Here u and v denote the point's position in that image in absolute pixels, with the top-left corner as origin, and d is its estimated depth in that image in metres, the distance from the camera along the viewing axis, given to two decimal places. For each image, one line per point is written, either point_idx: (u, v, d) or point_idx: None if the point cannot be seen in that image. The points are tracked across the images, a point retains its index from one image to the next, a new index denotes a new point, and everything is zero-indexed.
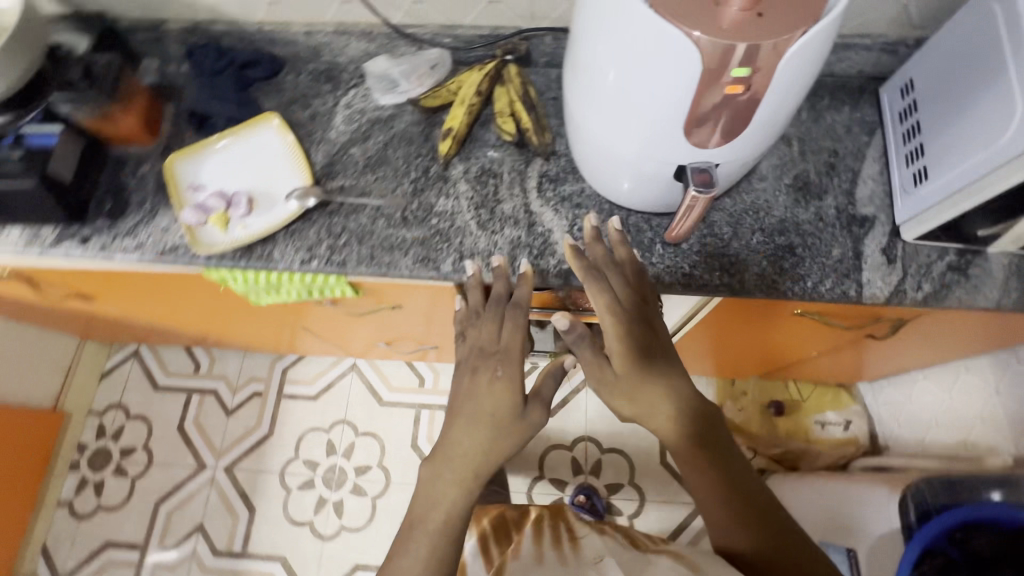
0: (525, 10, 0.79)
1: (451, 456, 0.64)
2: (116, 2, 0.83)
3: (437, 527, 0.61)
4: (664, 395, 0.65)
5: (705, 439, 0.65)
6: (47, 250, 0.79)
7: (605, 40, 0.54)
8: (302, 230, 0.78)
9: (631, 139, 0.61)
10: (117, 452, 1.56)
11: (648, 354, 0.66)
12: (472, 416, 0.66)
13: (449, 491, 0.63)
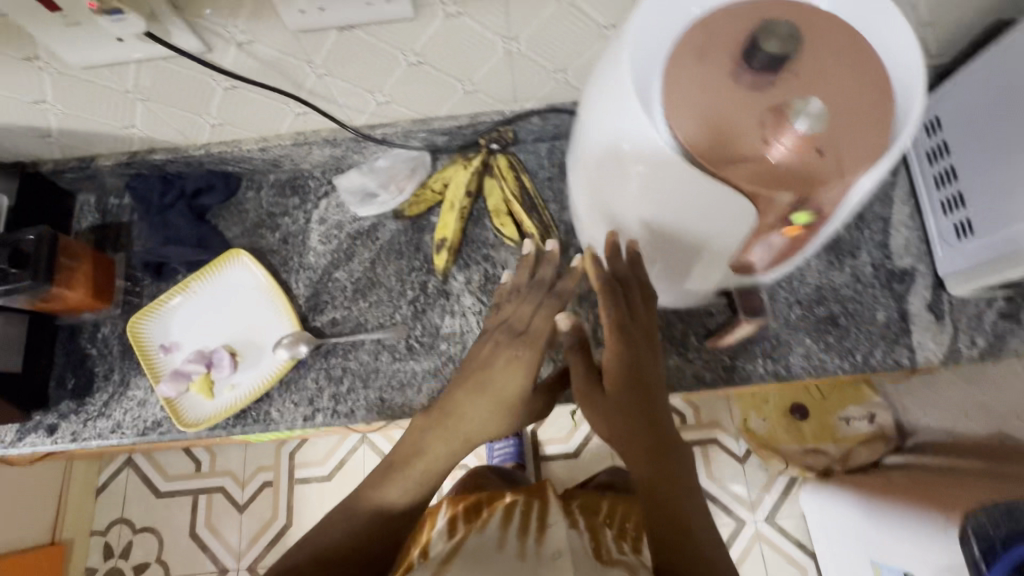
0: (507, 94, 0.69)
1: (445, 418, 0.61)
2: (34, 146, 0.72)
3: (420, 476, 0.58)
4: (635, 400, 0.55)
5: (662, 452, 0.53)
6: (14, 448, 0.70)
7: (632, 141, 0.43)
8: (297, 379, 0.70)
9: (652, 241, 0.52)
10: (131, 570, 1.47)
11: (631, 360, 0.56)
12: (478, 390, 0.61)
13: (433, 446, 0.59)
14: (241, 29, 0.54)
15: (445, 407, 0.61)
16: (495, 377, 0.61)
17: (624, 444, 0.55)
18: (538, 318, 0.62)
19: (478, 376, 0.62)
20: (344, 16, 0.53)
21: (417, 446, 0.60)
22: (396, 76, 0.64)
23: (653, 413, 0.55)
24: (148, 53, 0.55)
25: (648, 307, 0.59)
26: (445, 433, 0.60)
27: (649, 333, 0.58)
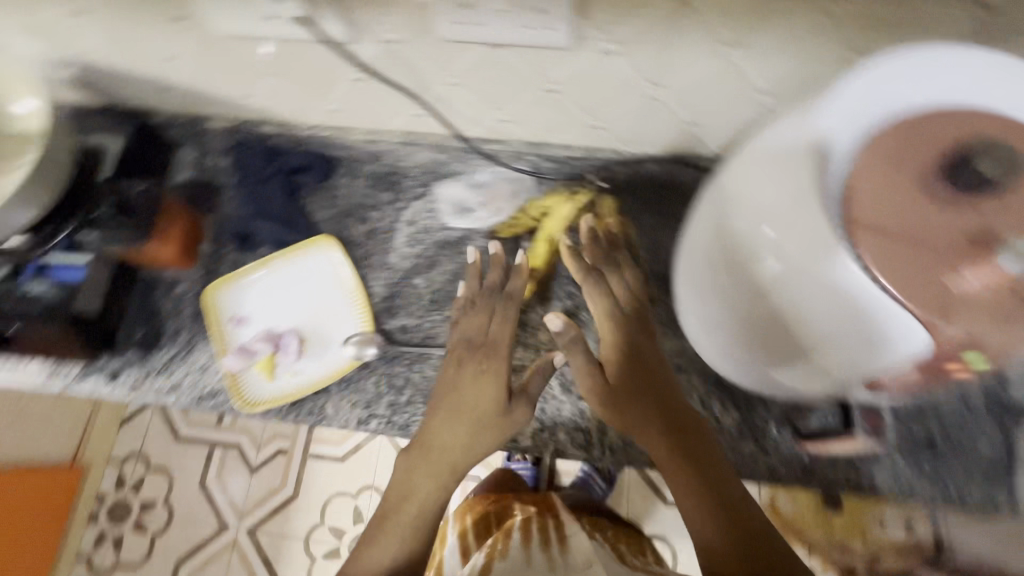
0: (628, 135, 0.66)
1: (430, 453, 0.59)
2: (153, 96, 0.72)
3: (415, 520, 0.54)
4: (639, 386, 0.58)
5: (677, 423, 0.55)
6: (73, 387, 0.70)
7: (803, 220, 0.40)
8: (359, 380, 0.68)
9: (770, 330, 0.49)
10: None
11: (629, 345, 0.60)
12: (451, 415, 0.60)
13: (421, 483, 0.57)
14: (388, 26, 0.53)
15: (427, 440, 0.59)
16: (465, 397, 0.61)
17: (638, 425, 0.56)
18: (498, 325, 0.65)
19: (453, 397, 0.61)
20: (496, 34, 0.51)
21: (405, 490, 0.56)
22: (524, 97, 0.62)
23: (662, 390, 0.58)
24: (293, 34, 0.55)
25: (635, 299, 0.64)
26: (425, 461, 0.58)
27: (641, 324, 0.63)
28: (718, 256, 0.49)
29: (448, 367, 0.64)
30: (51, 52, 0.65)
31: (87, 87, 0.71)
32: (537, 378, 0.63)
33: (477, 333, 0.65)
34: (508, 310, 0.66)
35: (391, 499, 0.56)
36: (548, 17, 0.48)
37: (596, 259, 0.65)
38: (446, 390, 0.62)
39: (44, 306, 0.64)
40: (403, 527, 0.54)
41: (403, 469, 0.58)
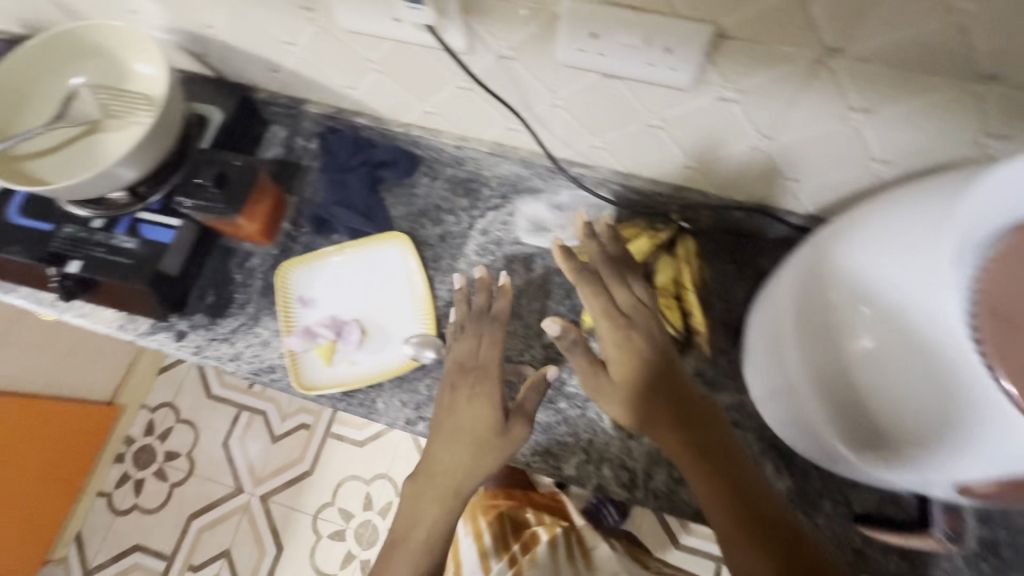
0: (720, 180, 0.65)
1: (433, 481, 0.57)
2: (259, 75, 0.75)
3: (424, 544, 0.55)
4: (651, 402, 0.53)
5: (691, 418, 0.52)
6: (142, 340, 0.73)
7: (916, 304, 0.41)
8: (413, 381, 0.68)
9: (856, 413, 0.47)
10: (161, 454, 1.54)
11: (632, 347, 0.55)
12: (449, 442, 0.59)
13: (431, 510, 0.56)
14: (508, 42, 0.53)
15: (427, 469, 0.58)
16: (461, 422, 0.59)
17: (651, 424, 0.53)
18: (488, 344, 0.63)
19: (449, 423, 0.60)
20: (615, 66, 0.51)
21: (413, 519, 0.56)
22: (626, 128, 0.61)
23: (672, 387, 0.54)
24: (414, 38, 0.56)
25: (637, 294, 0.59)
26: (427, 485, 0.57)
27: (646, 324, 0.57)
28: (802, 325, 0.50)
29: (445, 392, 0.62)
30: (175, 21, 0.68)
31: (200, 58, 0.74)
32: (533, 394, 0.61)
33: (465, 359, 0.63)
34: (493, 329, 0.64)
35: (398, 530, 0.57)
36: (674, 56, 0.48)
37: (595, 268, 0.59)
38: (442, 417, 0.60)
39: (132, 259, 0.66)
40: (413, 557, 0.55)
41: (410, 496, 0.58)
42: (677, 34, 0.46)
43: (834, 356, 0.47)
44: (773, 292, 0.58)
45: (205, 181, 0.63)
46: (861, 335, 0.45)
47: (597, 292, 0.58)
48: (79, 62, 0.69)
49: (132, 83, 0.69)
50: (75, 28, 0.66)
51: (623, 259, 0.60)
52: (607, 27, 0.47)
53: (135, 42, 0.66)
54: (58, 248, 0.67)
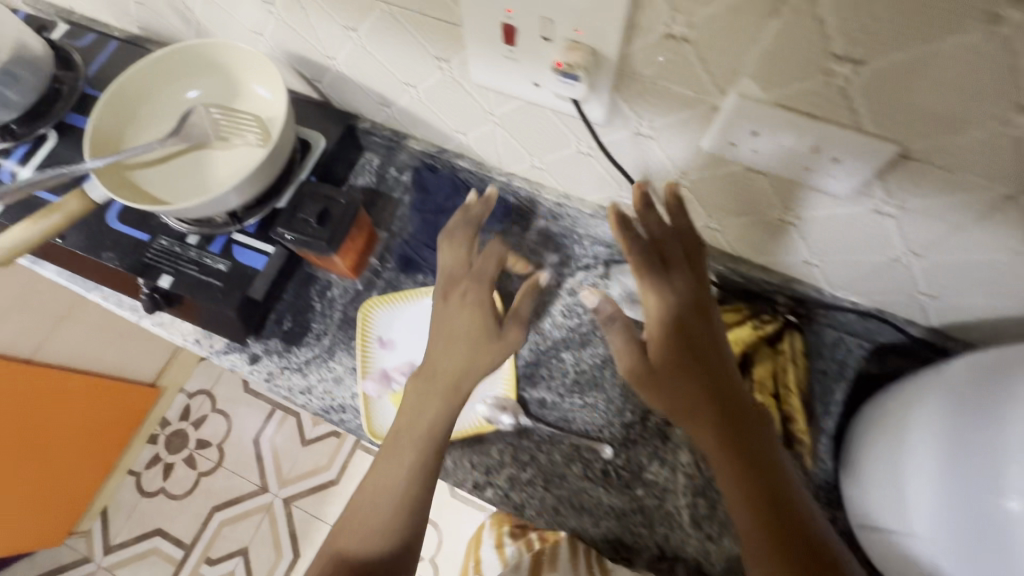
0: (840, 280, 0.61)
1: (436, 375, 0.60)
2: (367, 106, 0.74)
3: (426, 436, 0.57)
4: (690, 375, 0.53)
5: (729, 404, 0.52)
6: (216, 358, 0.72)
7: None
8: (485, 444, 0.67)
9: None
10: (194, 440, 1.55)
11: (680, 327, 0.54)
12: (445, 342, 0.61)
13: (434, 406, 0.59)
14: (649, 120, 0.50)
15: (429, 365, 0.61)
16: (459, 324, 0.61)
17: (683, 399, 0.52)
18: (484, 260, 0.65)
19: (445, 327, 0.62)
20: (766, 162, 0.47)
21: (416, 411, 0.59)
22: (752, 218, 0.58)
23: (715, 370, 0.53)
24: (548, 102, 0.53)
25: (696, 275, 0.57)
26: (430, 383, 0.60)
27: (699, 308, 0.55)
28: (947, 474, 0.46)
29: (439, 294, 0.64)
30: (296, 47, 0.67)
31: (311, 83, 0.73)
32: (526, 302, 0.65)
33: (461, 271, 0.64)
34: (494, 247, 0.65)
35: (402, 423, 0.59)
36: (841, 166, 0.44)
37: (649, 241, 0.56)
38: (439, 318, 0.63)
39: (224, 282, 0.65)
40: (412, 455, 0.56)
41: (413, 392, 0.60)
42: (851, 147, 0.42)
43: (976, 509, 0.44)
44: (904, 415, 0.54)
45: (308, 216, 0.62)
46: (1008, 494, 0.41)
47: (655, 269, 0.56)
48: (197, 76, 0.68)
49: (246, 103, 0.68)
50: (199, 45, 0.66)
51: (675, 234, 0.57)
52: (771, 128, 0.44)
53: (257, 65, 0.66)
54: (151, 259, 0.66)
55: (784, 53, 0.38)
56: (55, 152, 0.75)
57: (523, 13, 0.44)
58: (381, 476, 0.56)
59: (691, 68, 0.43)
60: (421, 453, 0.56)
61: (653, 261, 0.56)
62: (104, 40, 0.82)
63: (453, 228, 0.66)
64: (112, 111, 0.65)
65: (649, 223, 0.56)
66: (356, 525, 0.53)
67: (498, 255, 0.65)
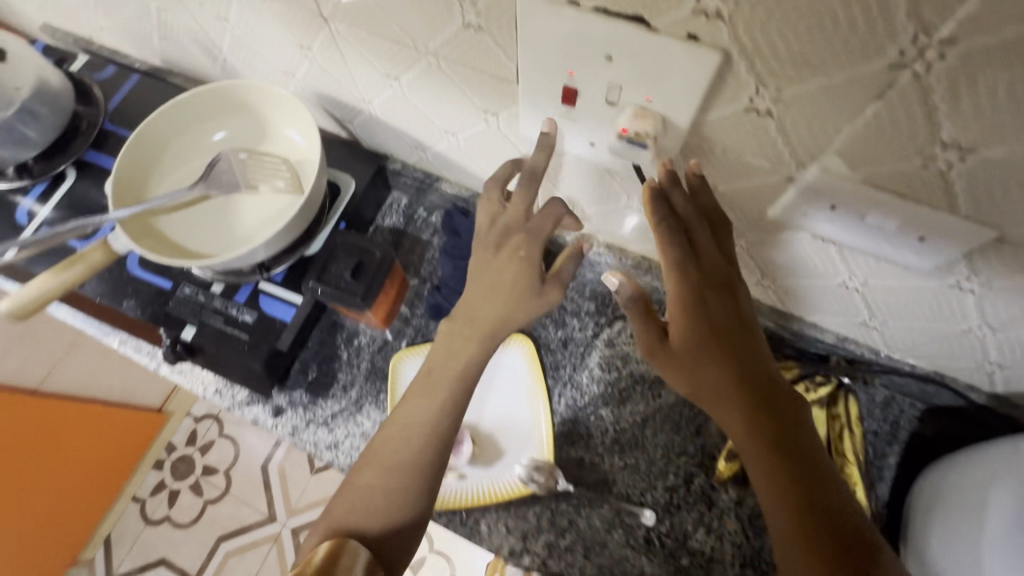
0: (899, 343, 0.58)
1: (472, 322, 0.55)
2: (397, 148, 0.71)
3: (455, 382, 0.55)
4: (714, 354, 0.48)
5: (756, 386, 0.48)
6: (238, 410, 0.69)
7: None
8: (522, 508, 0.64)
9: None
10: (200, 465, 1.45)
11: (703, 312, 0.48)
12: (486, 290, 0.55)
13: (467, 350, 0.55)
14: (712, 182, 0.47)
15: (466, 310, 0.56)
16: (502, 275, 0.54)
17: (708, 388, 0.48)
18: (541, 215, 0.54)
19: (485, 275, 0.55)
20: (840, 234, 0.45)
21: (450, 352, 0.56)
22: (811, 281, 0.55)
23: (739, 351, 0.48)
24: (603, 160, 0.50)
25: (723, 243, 0.49)
26: (465, 327, 0.56)
27: (722, 285, 0.49)
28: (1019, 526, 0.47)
29: (484, 242, 0.55)
30: (328, 89, 0.64)
31: (341, 122, 0.71)
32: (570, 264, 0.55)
33: (512, 226, 0.54)
34: (555, 201, 0.54)
35: (435, 361, 0.56)
36: (925, 244, 0.41)
37: (678, 213, 0.47)
38: (480, 264, 0.55)
39: (250, 335, 0.62)
40: (439, 401, 0.55)
41: (445, 336, 0.57)
42: (940, 228, 0.40)
43: None
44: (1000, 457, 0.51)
45: (341, 269, 0.59)
46: None
47: (680, 249, 0.48)
48: (222, 116, 0.66)
49: (273, 145, 0.65)
50: (228, 86, 0.63)
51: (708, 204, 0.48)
52: (851, 203, 0.41)
53: (287, 107, 0.63)
54: (173, 310, 0.64)
55: (881, 135, 0.35)
56: (74, 192, 0.72)
57: (590, 76, 0.41)
58: (406, 414, 0.55)
59: (770, 141, 0.40)
60: (450, 397, 0.55)
61: (681, 238, 0.47)
62: (125, 73, 0.79)
63: (497, 183, 0.55)
64: (136, 158, 0.62)
65: (680, 194, 0.46)
66: (375, 470, 0.53)
67: (556, 213, 0.54)
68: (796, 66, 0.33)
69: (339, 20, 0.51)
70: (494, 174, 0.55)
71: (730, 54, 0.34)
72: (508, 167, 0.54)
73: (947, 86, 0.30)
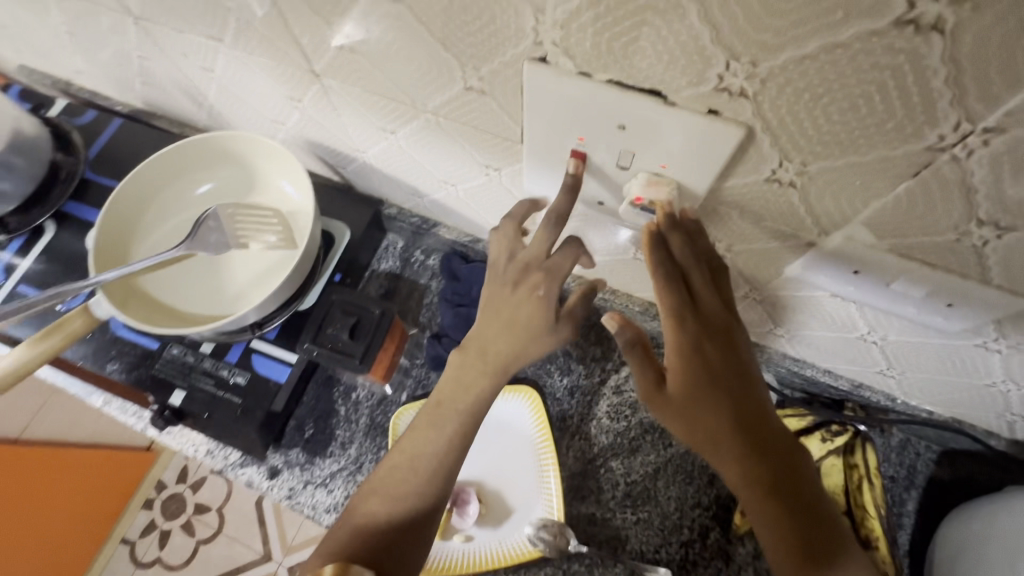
0: (919, 391, 0.56)
1: (485, 355, 0.49)
2: (393, 194, 0.68)
3: (463, 413, 0.49)
4: (715, 400, 0.39)
5: (763, 443, 0.39)
6: (231, 473, 0.65)
7: None
8: (532, 570, 0.61)
9: None
10: (191, 505, 1.34)
11: (703, 362, 0.39)
12: (500, 325, 0.48)
13: (478, 385, 0.49)
14: (727, 242, 0.46)
15: (479, 343, 0.49)
16: (517, 312, 0.48)
17: (710, 447, 0.39)
18: (560, 253, 0.48)
19: (500, 310, 0.48)
20: (863, 297, 0.43)
21: (461, 382, 0.50)
22: (829, 333, 0.54)
23: (744, 403, 0.40)
24: (612, 218, 0.48)
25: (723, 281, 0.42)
26: (473, 359, 0.49)
27: (722, 330, 0.40)
28: None
29: (500, 278, 0.49)
30: (319, 137, 0.62)
31: (334, 168, 0.68)
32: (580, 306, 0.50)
33: (532, 262, 0.48)
34: (575, 241, 0.48)
35: (444, 390, 0.50)
36: (952, 308, 0.40)
37: (675, 252, 0.40)
38: (494, 297, 0.49)
39: (242, 399, 0.59)
40: (449, 433, 0.49)
41: (456, 366, 0.50)
42: (969, 296, 0.38)
43: None
44: None
45: (338, 331, 0.57)
46: None
47: (677, 291, 0.40)
48: (207, 168, 0.63)
49: (263, 196, 0.63)
50: (214, 137, 0.60)
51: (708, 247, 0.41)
52: (876, 268, 0.39)
53: (276, 157, 0.61)
54: (161, 372, 0.60)
55: (913, 210, 0.33)
56: (54, 245, 0.69)
57: (601, 143, 0.38)
58: (412, 444, 0.50)
59: (792, 208, 0.38)
60: (460, 429, 0.49)
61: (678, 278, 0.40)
62: (107, 117, 0.76)
63: (515, 220, 0.49)
64: (118, 216, 0.59)
65: (676, 235, 0.39)
66: (380, 499, 0.48)
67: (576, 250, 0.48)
68: (825, 142, 0.31)
69: (331, 76, 0.48)
70: (510, 212, 0.49)
71: (754, 128, 0.32)
72: (527, 207, 0.49)
73: (989, 170, 0.28)
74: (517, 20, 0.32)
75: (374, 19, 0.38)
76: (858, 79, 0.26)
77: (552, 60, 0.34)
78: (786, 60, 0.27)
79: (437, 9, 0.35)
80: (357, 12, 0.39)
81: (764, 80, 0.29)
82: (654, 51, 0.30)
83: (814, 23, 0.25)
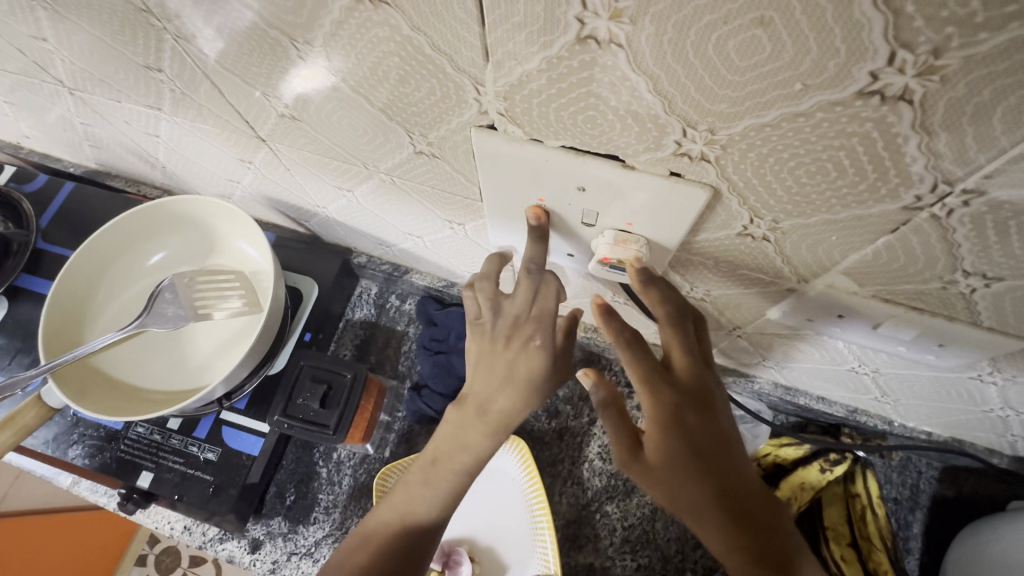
0: (918, 415, 0.54)
1: (486, 413, 0.44)
2: (361, 245, 0.66)
3: (466, 478, 0.44)
4: (694, 467, 0.36)
5: (748, 512, 0.37)
6: (210, 549, 0.62)
7: None
8: None
9: None
10: (185, 559, 1.27)
11: (680, 430, 0.37)
12: (492, 384, 0.44)
13: (477, 448, 0.44)
14: (703, 289, 0.44)
15: (477, 399, 0.45)
16: (516, 366, 0.44)
17: (693, 518, 0.37)
18: (540, 296, 0.44)
19: (491, 367, 0.44)
20: (850, 336, 0.41)
21: (456, 440, 0.45)
22: (819, 365, 0.52)
23: (726, 471, 0.37)
24: (582, 267, 0.46)
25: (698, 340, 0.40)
26: (462, 413, 0.45)
27: (698, 395, 0.38)
28: None
29: (489, 335, 0.45)
30: (276, 193, 0.59)
31: (299, 222, 0.66)
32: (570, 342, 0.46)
33: (521, 312, 0.44)
34: (552, 280, 0.44)
35: (441, 446, 0.45)
36: (943, 347, 0.38)
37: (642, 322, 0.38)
38: (484, 355, 0.45)
39: (215, 475, 0.56)
40: (443, 492, 0.44)
41: (453, 424, 0.45)
42: (961, 339, 0.36)
43: None
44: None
45: (307, 401, 0.54)
46: None
47: (647, 356, 0.38)
48: (162, 236, 0.60)
49: (222, 258, 0.60)
50: (166, 203, 0.57)
51: (682, 304, 0.39)
52: (860, 313, 0.37)
53: (231, 218, 0.58)
54: (128, 453, 0.58)
55: (895, 261, 0.31)
56: (9, 321, 0.65)
57: (563, 204, 0.36)
58: (407, 499, 0.45)
59: (768, 260, 0.36)
60: (455, 486, 0.44)
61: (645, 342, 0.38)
62: (60, 181, 0.73)
63: (489, 276, 0.46)
64: (66, 297, 0.56)
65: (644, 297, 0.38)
66: (367, 556, 0.43)
67: (556, 290, 0.44)
68: (796, 202, 0.29)
69: (277, 140, 0.46)
70: (483, 272, 0.47)
71: (720, 188, 0.30)
72: (495, 262, 0.46)
73: (972, 228, 0.26)
74: (458, 91, 0.30)
75: (311, 89, 0.36)
76: (825, 144, 0.24)
77: (500, 128, 0.32)
78: (747, 126, 0.25)
79: (373, 80, 0.32)
80: (291, 82, 0.36)
81: (725, 146, 0.27)
82: (605, 120, 0.28)
83: (772, 93, 0.23)
